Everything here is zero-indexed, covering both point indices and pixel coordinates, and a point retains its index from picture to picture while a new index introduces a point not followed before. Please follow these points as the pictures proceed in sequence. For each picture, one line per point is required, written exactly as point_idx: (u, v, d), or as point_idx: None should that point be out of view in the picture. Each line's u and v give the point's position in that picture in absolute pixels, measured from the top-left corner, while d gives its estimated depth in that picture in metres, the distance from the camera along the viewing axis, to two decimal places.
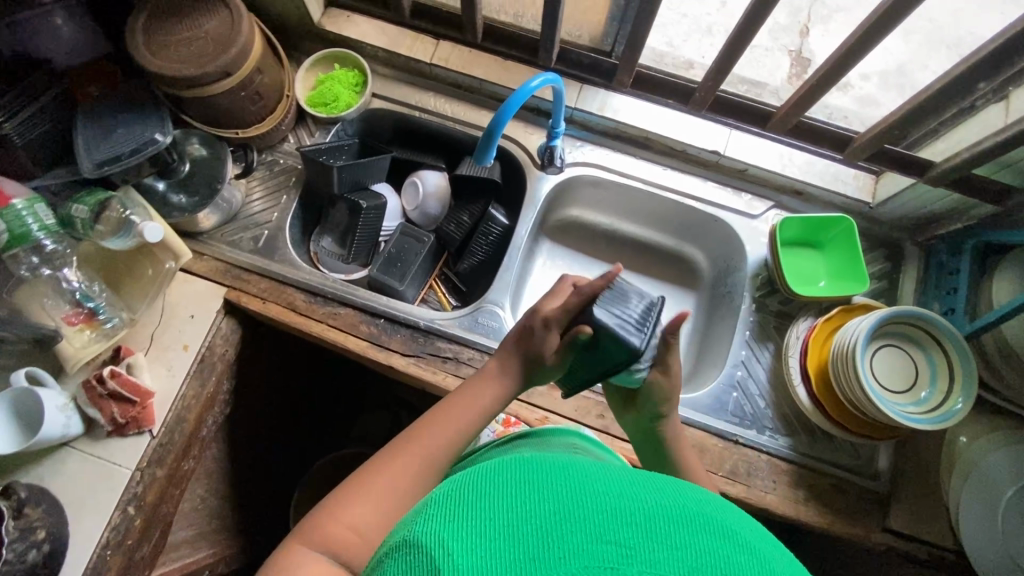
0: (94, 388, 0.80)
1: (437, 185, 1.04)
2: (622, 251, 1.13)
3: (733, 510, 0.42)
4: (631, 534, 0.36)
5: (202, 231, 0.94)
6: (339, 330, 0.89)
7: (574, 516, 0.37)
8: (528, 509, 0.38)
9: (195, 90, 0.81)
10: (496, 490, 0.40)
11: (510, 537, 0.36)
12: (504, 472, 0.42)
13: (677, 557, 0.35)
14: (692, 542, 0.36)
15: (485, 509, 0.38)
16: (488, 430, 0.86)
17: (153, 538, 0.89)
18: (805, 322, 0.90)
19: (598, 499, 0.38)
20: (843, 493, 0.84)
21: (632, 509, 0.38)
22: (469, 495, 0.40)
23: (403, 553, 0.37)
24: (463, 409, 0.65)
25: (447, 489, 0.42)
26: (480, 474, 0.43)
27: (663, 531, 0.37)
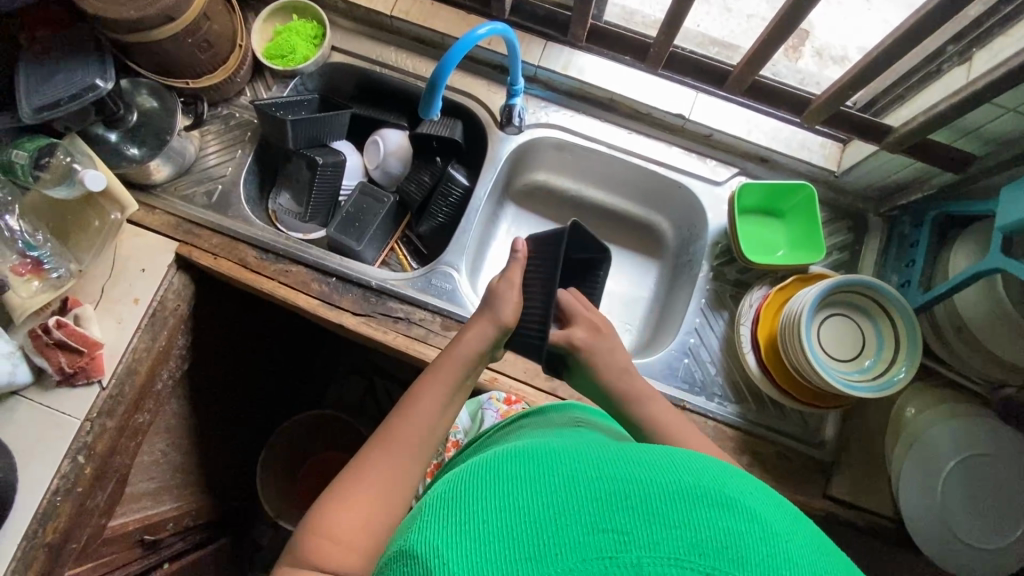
0: (39, 336, 0.79)
1: (398, 144, 1.02)
2: (588, 218, 1.11)
3: (730, 478, 0.42)
4: (628, 519, 0.36)
5: (154, 185, 0.93)
6: (289, 287, 0.88)
7: (568, 508, 0.37)
8: (521, 510, 0.38)
9: (137, 35, 0.79)
10: (489, 493, 0.40)
11: (507, 539, 0.36)
12: (493, 477, 0.42)
13: (677, 536, 0.35)
14: (690, 520, 0.36)
15: (482, 514, 0.38)
16: (490, 409, 0.83)
17: (108, 487, 0.91)
18: (759, 291, 0.89)
19: (591, 487, 0.38)
20: (786, 460, 0.85)
21: (626, 492, 0.38)
22: (464, 499, 0.40)
23: (401, 568, 0.37)
24: (436, 383, 0.67)
25: (443, 497, 0.42)
26: (467, 482, 0.43)
27: (661, 512, 0.37)
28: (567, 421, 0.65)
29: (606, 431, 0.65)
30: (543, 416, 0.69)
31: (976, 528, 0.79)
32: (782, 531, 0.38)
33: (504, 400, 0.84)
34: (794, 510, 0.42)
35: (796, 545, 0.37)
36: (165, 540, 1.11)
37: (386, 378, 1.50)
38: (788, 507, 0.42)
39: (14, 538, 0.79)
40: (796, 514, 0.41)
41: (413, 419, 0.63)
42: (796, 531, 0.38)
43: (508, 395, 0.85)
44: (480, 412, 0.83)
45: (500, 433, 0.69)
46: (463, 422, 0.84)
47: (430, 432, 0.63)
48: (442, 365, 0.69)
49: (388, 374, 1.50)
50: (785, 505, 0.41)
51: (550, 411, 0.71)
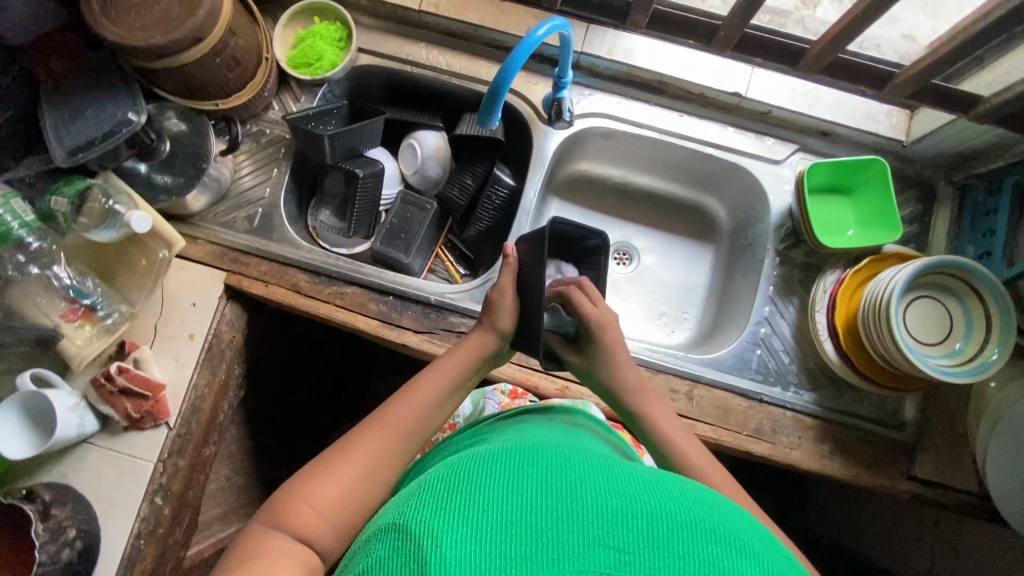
0: (102, 385, 0.78)
1: (436, 146, 0.97)
2: (634, 205, 1.08)
3: (737, 519, 0.43)
4: (629, 539, 0.37)
5: (192, 214, 0.89)
6: (347, 309, 0.86)
7: (574, 516, 0.38)
8: (526, 509, 0.39)
9: (166, 60, 0.73)
10: (494, 486, 0.42)
11: (506, 533, 0.38)
12: (501, 473, 0.43)
13: (678, 565, 0.36)
14: (692, 550, 0.37)
15: (485, 504, 0.40)
16: (493, 399, 0.85)
17: (185, 522, 0.91)
18: (833, 275, 0.85)
19: (599, 500, 0.40)
20: (866, 445, 0.83)
21: (634, 514, 0.39)
22: (469, 486, 0.42)
23: (395, 539, 0.39)
24: (437, 376, 0.66)
25: (445, 480, 0.44)
26: (473, 472, 0.44)
27: (663, 537, 0.38)
28: (569, 425, 0.66)
29: (604, 440, 0.66)
30: (544, 413, 0.69)
31: None
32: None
33: (508, 392, 0.86)
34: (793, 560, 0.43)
35: None
36: None
37: None
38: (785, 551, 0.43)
39: None
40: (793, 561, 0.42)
41: (404, 405, 0.63)
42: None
43: (513, 388, 0.86)
44: (483, 400, 0.85)
45: (498, 423, 0.68)
46: (466, 409, 0.86)
47: (423, 422, 0.63)
48: (438, 367, 0.68)
49: None
50: (786, 555, 0.42)
51: (552, 410, 0.71)
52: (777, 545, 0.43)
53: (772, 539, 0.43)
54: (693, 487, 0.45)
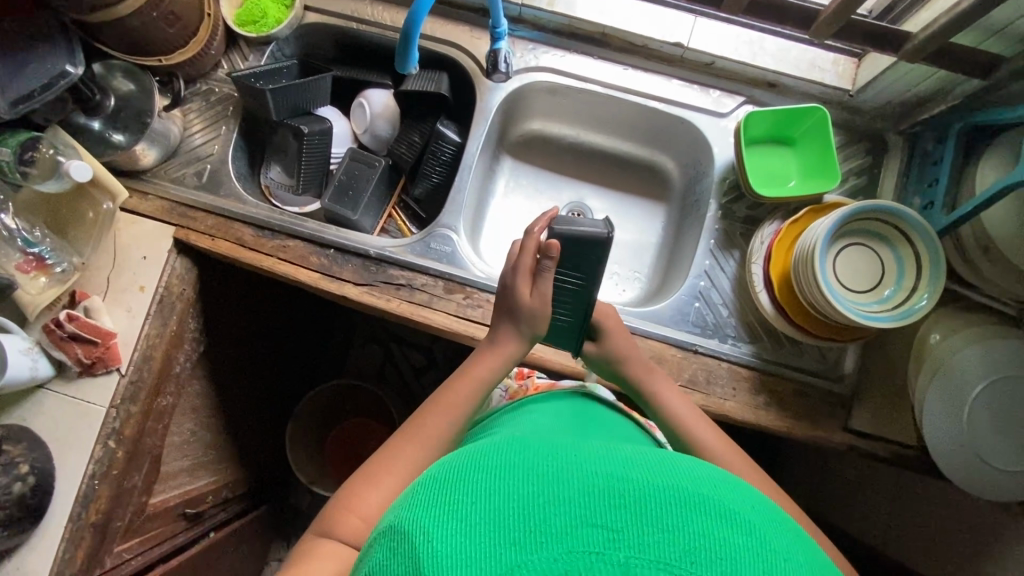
0: (53, 331, 0.82)
1: (384, 105, 0.99)
2: (590, 165, 1.08)
3: (728, 490, 0.44)
4: (618, 517, 0.38)
5: (143, 170, 0.91)
6: (289, 263, 0.88)
7: (561, 500, 0.39)
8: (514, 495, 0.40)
9: (102, 14, 0.76)
10: (483, 478, 0.42)
11: (494, 522, 0.38)
12: (491, 463, 0.44)
13: (670, 541, 0.37)
14: (685, 525, 0.38)
15: (475, 496, 0.40)
16: (501, 390, 0.88)
17: (143, 468, 0.95)
18: (771, 227, 0.84)
19: (587, 482, 0.40)
20: (803, 397, 0.83)
21: (624, 493, 0.39)
22: (461, 481, 0.42)
23: (392, 541, 0.40)
24: (462, 389, 0.70)
25: (439, 476, 0.45)
26: (464, 467, 0.45)
27: (653, 514, 0.38)
28: (572, 418, 0.69)
29: (607, 427, 0.69)
30: (549, 406, 0.73)
31: (1008, 454, 0.75)
32: (773, 547, 0.39)
33: (513, 378, 0.89)
34: (790, 527, 0.44)
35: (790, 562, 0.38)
36: (207, 512, 1.17)
37: (403, 344, 1.52)
38: (783, 522, 0.44)
39: (61, 520, 0.83)
40: (792, 532, 0.43)
41: (438, 415, 0.68)
42: (788, 547, 0.40)
43: (516, 372, 0.90)
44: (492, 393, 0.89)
45: (504, 417, 0.72)
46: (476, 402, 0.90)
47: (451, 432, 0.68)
48: (469, 372, 0.72)
49: (405, 340, 1.52)
50: (782, 523, 0.43)
51: (561, 402, 0.75)
52: (773, 515, 0.44)
53: (771, 511, 0.44)
54: (687, 463, 0.46)
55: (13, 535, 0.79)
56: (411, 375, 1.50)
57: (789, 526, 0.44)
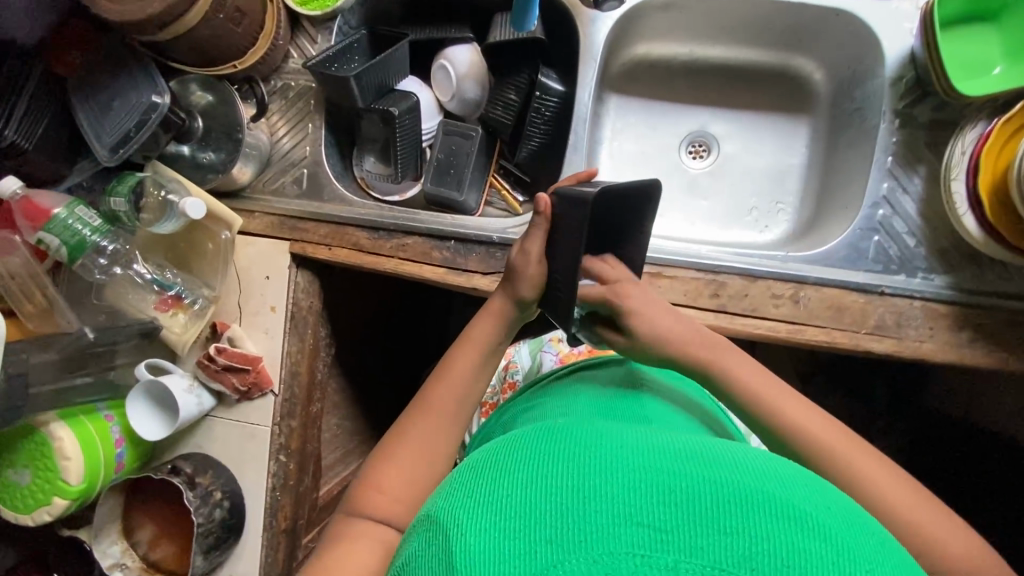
0: (208, 365, 0.84)
1: (469, 62, 0.87)
2: (709, 85, 0.93)
3: (795, 483, 0.37)
4: (667, 515, 0.32)
5: (243, 187, 0.88)
6: (411, 262, 0.83)
7: (602, 495, 0.33)
8: (550, 485, 0.35)
9: (173, 28, 0.68)
10: (518, 467, 0.37)
11: (529, 517, 0.33)
12: (528, 448, 0.39)
13: (728, 543, 0.31)
14: (748, 525, 0.32)
15: (508, 489, 0.35)
16: (551, 352, 0.84)
17: (311, 470, 0.99)
18: (974, 131, 0.68)
19: (631, 475, 0.34)
20: (1017, 327, 0.72)
21: (675, 489, 0.33)
22: (498, 469, 0.38)
23: (425, 536, 0.36)
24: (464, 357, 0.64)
25: (474, 463, 0.41)
26: (499, 453, 0.40)
27: (707, 513, 0.32)
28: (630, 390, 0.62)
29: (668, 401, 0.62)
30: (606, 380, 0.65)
31: None
32: (858, 555, 0.32)
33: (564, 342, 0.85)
34: (880, 537, 0.36)
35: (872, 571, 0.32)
36: None
37: None
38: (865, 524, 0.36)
39: (257, 531, 0.90)
40: (876, 537, 0.36)
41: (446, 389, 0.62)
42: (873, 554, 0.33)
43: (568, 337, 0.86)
44: (540, 354, 0.84)
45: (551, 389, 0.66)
46: (524, 361, 0.86)
47: (468, 394, 0.63)
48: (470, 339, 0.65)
49: None
50: (872, 531, 0.36)
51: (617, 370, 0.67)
52: (850, 513, 0.37)
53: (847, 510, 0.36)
54: (747, 450, 0.40)
55: (224, 550, 0.86)
56: None
57: (879, 535, 0.36)
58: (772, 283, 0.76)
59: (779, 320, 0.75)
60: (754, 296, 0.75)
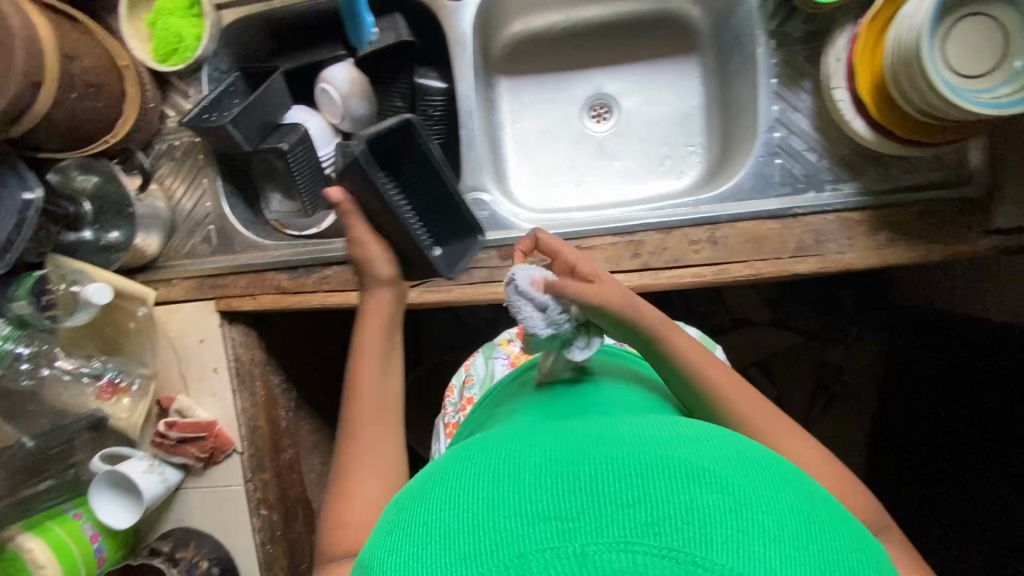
0: (162, 442, 0.84)
1: (348, 79, 0.84)
2: (595, 45, 0.92)
3: (710, 441, 0.36)
4: (574, 502, 0.30)
5: (154, 258, 0.86)
6: (336, 293, 0.82)
7: (511, 496, 0.32)
8: (451, 506, 0.33)
9: (24, 120, 0.66)
10: (437, 489, 0.35)
11: (445, 540, 0.31)
12: (450, 467, 0.38)
13: (634, 516, 0.29)
14: (654, 493, 0.30)
15: (427, 516, 0.34)
16: (502, 357, 0.84)
17: (301, 514, 0.99)
18: (845, 36, 0.68)
19: (538, 467, 0.33)
20: (930, 216, 0.72)
21: (581, 472, 0.32)
22: (422, 495, 0.36)
23: None
24: (366, 363, 0.60)
25: (405, 496, 0.39)
26: (425, 479, 0.38)
27: (613, 489, 0.31)
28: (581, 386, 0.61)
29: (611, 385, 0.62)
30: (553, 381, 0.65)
31: None
32: (771, 500, 0.31)
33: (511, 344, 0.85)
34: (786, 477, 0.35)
35: (778, 516, 0.31)
36: None
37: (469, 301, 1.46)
38: (784, 467, 0.36)
39: None
40: (793, 479, 0.35)
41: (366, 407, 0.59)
42: (787, 493, 0.33)
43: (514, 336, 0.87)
44: (492, 361, 0.84)
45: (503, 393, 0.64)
46: (478, 372, 0.84)
47: (395, 407, 0.60)
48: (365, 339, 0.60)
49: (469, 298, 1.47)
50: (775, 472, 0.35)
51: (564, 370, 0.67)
52: (768, 461, 0.36)
53: (765, 459, 0.36)
54: (665, 419, 0.39)
55: None
56: (490, 328, 1.46)
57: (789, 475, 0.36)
58: (688, 230, 0.76)
59: (703, 264, 0.75)
60: (673, 247, 0.75)
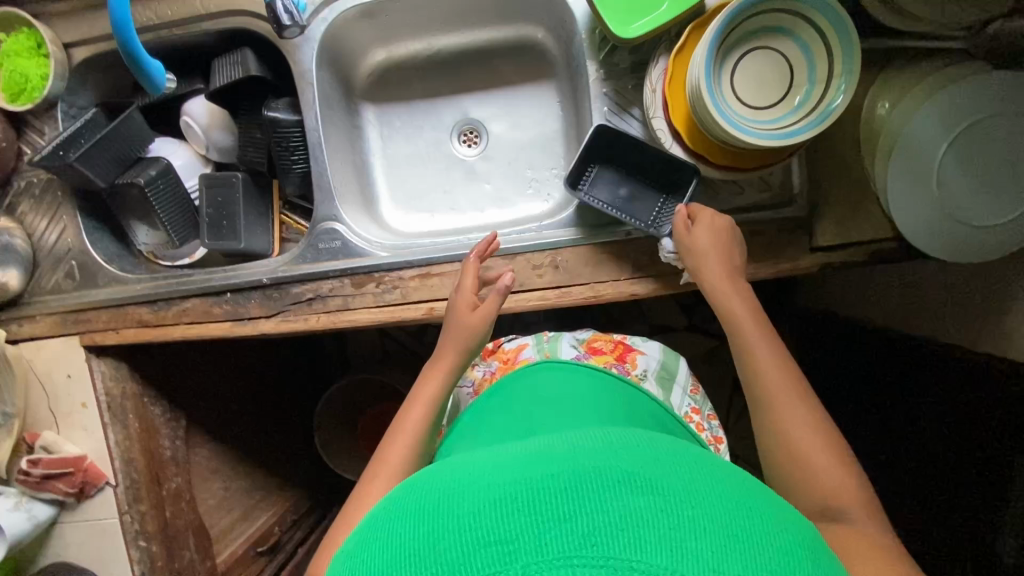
0: (26, 479, 0.83)
1: (207, 113, 0.87)
2: (458, 72, 0.94)
3: (643, 446, 0.36)
4: (509, 523, 0.30)
5: (19, 295, 0.87)
6: (197, 324, 0.83)
7: (449, 526, 0.31)
8: (397, 544, 0.32)
9: None
10: (382, 528, 0.34)
11: None
12: (391, 506, 0.36)
13: (569, 533, 0.29)
14: (586, 505, 0.30)
15: (371, 555, 0.32)
16: (468, 384, 0.83)
17: (190, 542, 0.99)
18: (660, 65, 0.71)
19: (474, 494, 0.32)
20: (760, 235, 0.75)
21: (515, 493, 0.31)
22: (368, 535, 0.35)
23: None
24: (417, 405, 0.66)
25: (353, 538, 0.37)
26: (372, 517, 0.37)
27: (547, 508, 0.30)
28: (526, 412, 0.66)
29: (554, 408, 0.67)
30: (504, 410, 0.70)
31: (985, 206, 0.64)
32: (699, 495, 0.31)
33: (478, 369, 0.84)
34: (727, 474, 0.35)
35: (706, 507, 0.30)
36: (283, 538, 1.21)
37: None
38: (714, 462, 0.36)
39: None
40: (724, 470, 0.35)
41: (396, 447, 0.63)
42: (714, 486, 0.32)
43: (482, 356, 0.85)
44: (460, 390, 0.83)
45: (498, 418, 0.69)
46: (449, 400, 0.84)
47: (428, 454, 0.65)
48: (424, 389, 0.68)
49: None
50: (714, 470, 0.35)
51: (514, 399, 0.71)
52: (697, 458, 0.36)
53: (693, 456, 0.35)
54: (601, 431, 0.38)
55: None
56: (411, 343, 1.46)
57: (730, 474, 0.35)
58: (531, 255, 0.78)
59: (547, 287, 0.77)
60: (517, 272, 0.78)
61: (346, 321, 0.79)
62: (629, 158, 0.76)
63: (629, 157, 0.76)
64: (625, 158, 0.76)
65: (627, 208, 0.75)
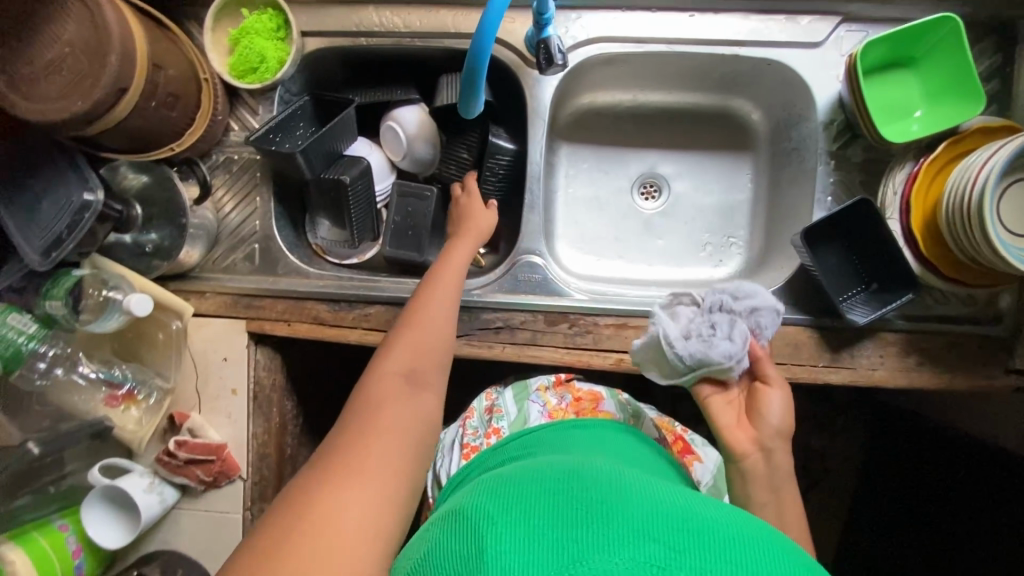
0: (169, 461, 0.80)
1: (417, 122, 0.86)
2: (655, 127, 0.95)
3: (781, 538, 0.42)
4: (673, 544, 0.38)
5: (191, 268, 0.84)
6: (377, 332, 0.81)
7: (617, 519, 0.39)
8: (570, 511, 0.40)
9: (100, 122, 0.64)
10: (547, 491, 0.43)
11: (554, 527, 0.39)
12: (552, 476, 0.45)
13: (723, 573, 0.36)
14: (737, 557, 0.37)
15: (539, 508, 0.41)
16: (538, 402, 0.76)
17: None
18: (904, 171, 0.74)
19: (639, 507, 0.40)
20: (960, 347, 0.76)
21: (678, 523, 0.39)
22: (530, 487, 0.44)
23: (456, 528, 0.42)
24: (419, 317, 0.68)
25: (505, 481, 0.46)
26: (529, 476, 0.46)
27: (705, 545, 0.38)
28: (615, 453, 0.61)
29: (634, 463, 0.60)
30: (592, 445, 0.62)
31: None
32: None
33: (551, 389, 0.77)
34: (791, 552, 0.41)
35: None
36: None
37: None
38: None
39: None
40: None
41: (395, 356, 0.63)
42: None
43: (554, 379, 0.79)
44: (527, 404, 0.76)
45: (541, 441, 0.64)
46: (509, 408, 0.76)
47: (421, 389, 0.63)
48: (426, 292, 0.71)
49: None
50: (781, 546, 0.40)
51: (601, 443, 0.64)
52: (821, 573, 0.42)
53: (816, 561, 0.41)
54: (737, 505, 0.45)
55: None
56: None
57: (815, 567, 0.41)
58: None
59: None
60: None
61: (536, 357, 0.79)
62: (873, 250, 0.75)
63: (873, 251, 0.75)
64: (869, 247, 0.75)
65: (830, 281, 0.76)
